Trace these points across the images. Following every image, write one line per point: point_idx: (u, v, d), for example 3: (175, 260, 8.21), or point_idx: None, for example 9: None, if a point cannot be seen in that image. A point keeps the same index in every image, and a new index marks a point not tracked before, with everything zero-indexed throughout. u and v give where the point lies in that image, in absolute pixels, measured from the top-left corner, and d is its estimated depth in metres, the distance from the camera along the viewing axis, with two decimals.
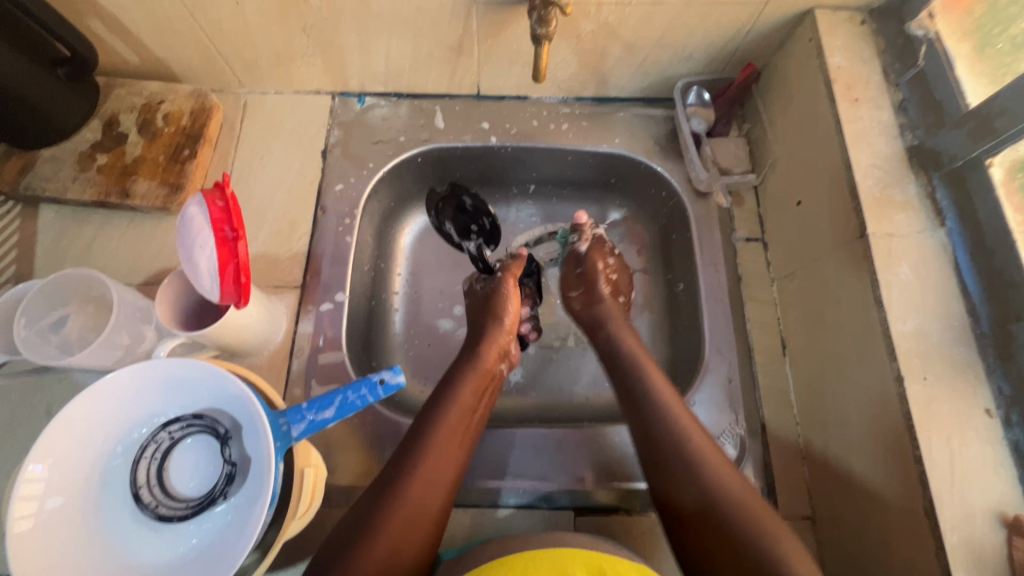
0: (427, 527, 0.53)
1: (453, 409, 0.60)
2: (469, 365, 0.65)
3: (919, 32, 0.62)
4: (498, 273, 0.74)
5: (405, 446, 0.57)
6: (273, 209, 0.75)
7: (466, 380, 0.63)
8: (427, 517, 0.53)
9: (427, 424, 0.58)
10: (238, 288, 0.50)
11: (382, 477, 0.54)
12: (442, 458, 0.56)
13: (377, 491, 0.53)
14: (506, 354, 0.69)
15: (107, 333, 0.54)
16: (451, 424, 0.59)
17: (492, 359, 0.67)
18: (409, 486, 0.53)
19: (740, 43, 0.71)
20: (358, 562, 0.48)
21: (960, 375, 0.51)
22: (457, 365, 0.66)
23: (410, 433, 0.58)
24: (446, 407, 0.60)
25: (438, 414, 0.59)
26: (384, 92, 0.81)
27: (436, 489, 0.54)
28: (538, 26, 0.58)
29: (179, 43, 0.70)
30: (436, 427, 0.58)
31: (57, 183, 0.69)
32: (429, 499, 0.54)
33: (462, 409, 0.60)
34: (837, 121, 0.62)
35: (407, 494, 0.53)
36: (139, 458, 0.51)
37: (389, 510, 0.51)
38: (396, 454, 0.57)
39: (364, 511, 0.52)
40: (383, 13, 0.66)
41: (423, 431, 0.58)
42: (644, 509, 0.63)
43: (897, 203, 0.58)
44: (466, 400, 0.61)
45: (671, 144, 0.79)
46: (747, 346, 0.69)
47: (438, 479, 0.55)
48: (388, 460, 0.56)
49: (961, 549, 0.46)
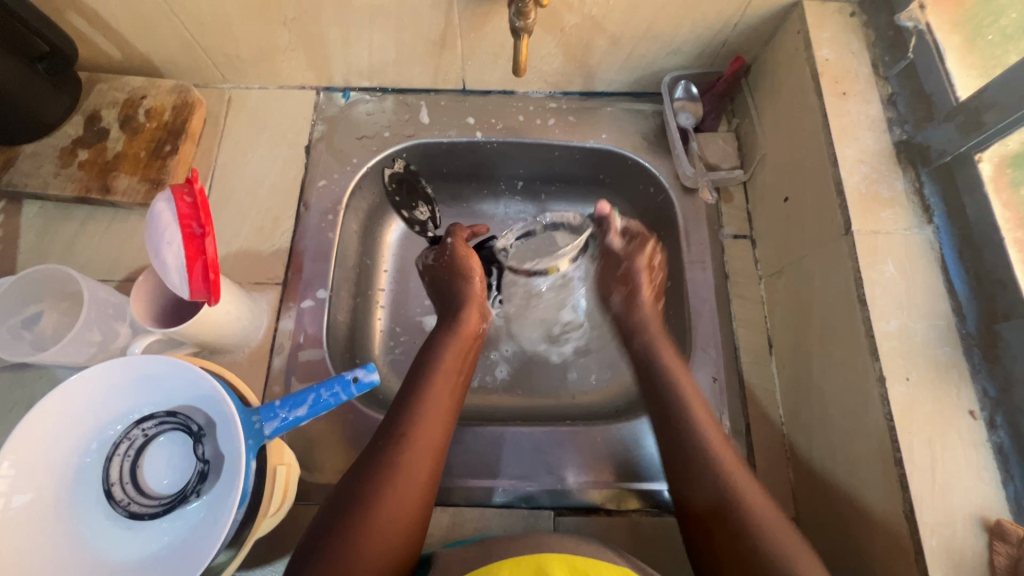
0: (420, 491, 0.52)
1: (437, 372, 0.60)
2: (451, 328, 0.66)
3: (909, 23, 0.60)
4: (445, 241, 0.73)
5: (391, 414, 0.56)
6: (255, 205, 0.74)
7: (450, 344, 0.63)
8: (420, 482, 0.52)
9: (413, 390, 0.58)
10: (207, 285, 0.50)
11: (371, 446, 0.54)
12: (433, 417, 0.56)
13: (366, 460, 0.53)
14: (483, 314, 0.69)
15: (79, 330, 0.54)
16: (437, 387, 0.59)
17: (474, 322, 0.67)
18: (401, 453, 0.53)
19: (728, 36, 0.70)
20: (366, 517, 0.49)
21: (944, 376, 0.50)
22: (439, 332, 0.66)
23: (395, 402, 0.58)
24: (431, 371, 0.60)
25: (422, 379, 0.59)
26: (369, 87, 0.80)
27: (426, 453, 0.54)
28: (516, 19, 0.57)
29: (161, 37, 0.70)
30: (421, 394, 0.58)
31: (39, 179, 0.69)
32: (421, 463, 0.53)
33: (447, 370, 0.61)
34: (824, 116, 0.60)
35: (398, 460, 0.52)
36: (111, 456, 0.51)
37: (381, 477, 0.51)
38: (384, 423, 0.56)
39: (355, 480, 0.51)
40: (364, 7, 0.65)
41: (407, 399, 0.57)
42: (624, 509, 0.63)
43: (883, 199, 0.56)
44: (451, 361, 0.62)
45: (660, 139, 0.78)
46: (733, 345, 0.68)
47: (432, 435, 0.55)
48: (376, 430, 0.56)
49: (941, 554, 0.45)
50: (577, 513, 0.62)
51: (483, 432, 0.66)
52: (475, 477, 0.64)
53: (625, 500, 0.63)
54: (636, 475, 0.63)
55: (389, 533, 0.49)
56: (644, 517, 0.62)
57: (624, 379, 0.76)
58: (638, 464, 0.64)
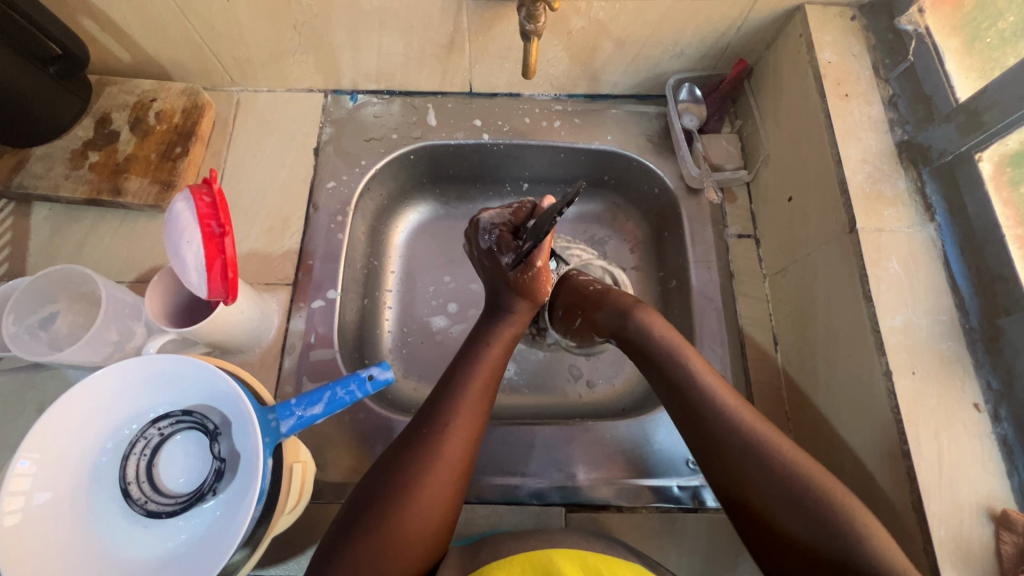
0: (460, 481, 0.53)
1: (476, 367, 0.59)
2: (498, 320, 0.64)
3: (909, 27, 0.62)
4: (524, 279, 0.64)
5: (431, 405, 0.55)
6: (264, 206, 0.75)
7: (499, 336, 0.62)
8: (453, 476, 0.52)
9: (453, 381, 0.57)
10: (226, 284, 0.52)
11: (412, 434, 0.54)
12: (474, 413, 0.56)
13: (400, 452, 0.52)
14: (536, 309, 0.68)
15: (95, 329, 0.55)
16: (477, 381, 0.58)
17: (525, 314, 0.65)
18: (442, 444, 0.52)
19: (731, 40, 0.72)
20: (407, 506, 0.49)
21: (949, 369, 0.51)
22: (486, 321, 0.65)
23: (435, 392, 0.57)
24: (473, 364, 0.59)
25: (461, 373, 0.58)
26: (377, 89, 0.81)
27: (468, 445, 0.54)
28: (527, 22, 0.58)
29: (172, 41, 0.70)
30: (464, 384, 0.57)
31: (49, 181, 0.69)
32: (454, 458, 0.52)
33: (489, 363, 0.60)
34: (827, 117, 0.61)
35: (431, 453, 0.52)
36: (128, 455, 0.51)
37: (414, 471, 0.51)
38: (422, 413, 0.56)
39: (386, 471, 0.51)
40: (374, 10, 0.66)
41: (445, 391, 0.57)
42: (634, 505, 0.63)
43: (886, 198, 0.57)
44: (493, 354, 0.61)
45: (664, 141, 0.79)
46: (739, 342, 0.69)
47: (472, 429, 0.55)
48: (418, 416, 0.55)
49: (949, 543, 0.46)
50: (588, 509, 0.63)
51: (493, 431, 0.67)
52: (488, 475, 0.64)
53: (634, 497, 0.63)
54: (644, 471, 0.64)
55: (427, 521, 0.49)
56: (652, 512, 0.63)
57: (630, 378, 0.77)
58: (649, 460, 0.65)
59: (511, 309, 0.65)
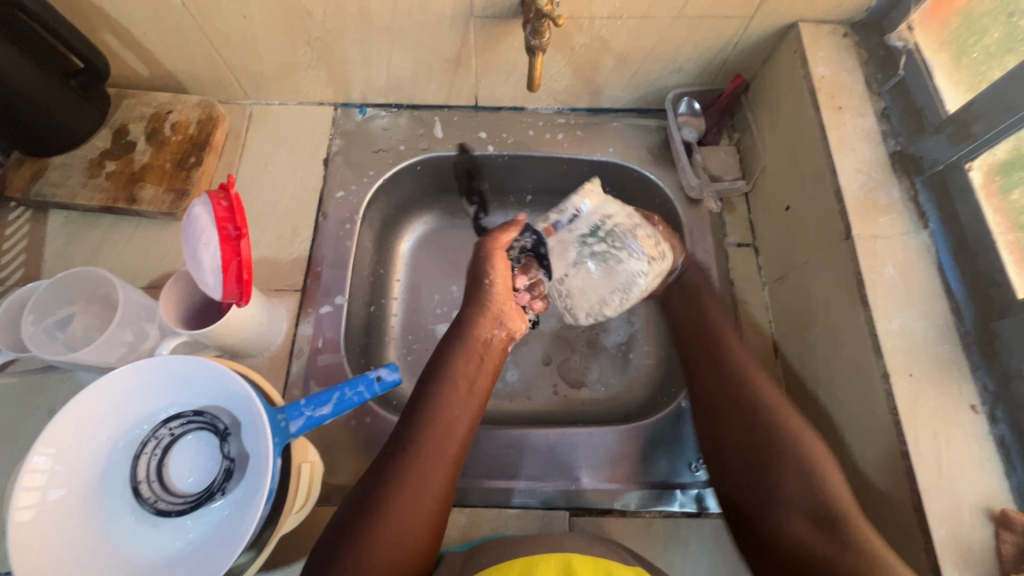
0: (435, 504, 0.53)
1: (447, 386, 0.60)
2: (468, 330, 0.66)
3: (898, 44, 0.65)
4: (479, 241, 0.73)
5: (401, 431, 0.57)
6: (275, 214, 0.77)
7: (464, 352, 0.64)
8: (429, 500, 0.53)
9: (421, 403, 0.58)
10: (240, 286, 0.53)
11: (382, 459, 0.54)
12: (442, 437, 0.56)
13: (374, 478, 0.53)
14: (501, 321, 0.68)
15: (113, 330, 0.56)
16: (450, 404, 0.59)
17: (488, 330, 0.67)
18: (411, 467, 0.53)
19: (728, 56, 0.74)
20: (377, 531, 0.49)
21: (946, 372, 0.52)
22: (447, 342, 0.65)
23: (405, 416, 0.58)
24: (442, 384, 0.60)
25: (432, 395, 0.59)
26: (386, 103, 0.83)
27: (441, 467, 0.55)
28: (532, 38, 0.61)
29: (190, 56, 0.73)
30: (432, 407, 0.58)
31: (67, 189, 0.71)
32: (430, 481, 0.53)
33: (458, 382, 0.61)
34: (822, 129, 0.64)
35: (404, 477, 0.52)
36: (139, 454, 0.52)
37: (385, 492, 0.51)
38: (393, 438, 0.56)
39: (363, 494, 0.52)
40: (385, 27, 0.69)
41: (417, 412, 0.58)
42: (638, 509, 0.63)
43: (881, 206, 0.59)
44: (461, 372, 0.62)
45: (664, 153, 0.81)
46: (740, 349, 0.70)
47: (440, 454, 0.55)
48: (387, 441, 0.56)
49: (950, 543, 0.46)
50: (591, 514, 0.63)
51: (497, 435, 0.67)
52: (492, 479, 0.65)
53: (638, 502, 0.64)
54: (645, 475, 0.65)
55: (397, 547, 0.49)
56: (656, 516, 0.63)
57: (633, 384, 0.78)
58: (649, 465, 0.66)
59: (473, 331, 0.66)
